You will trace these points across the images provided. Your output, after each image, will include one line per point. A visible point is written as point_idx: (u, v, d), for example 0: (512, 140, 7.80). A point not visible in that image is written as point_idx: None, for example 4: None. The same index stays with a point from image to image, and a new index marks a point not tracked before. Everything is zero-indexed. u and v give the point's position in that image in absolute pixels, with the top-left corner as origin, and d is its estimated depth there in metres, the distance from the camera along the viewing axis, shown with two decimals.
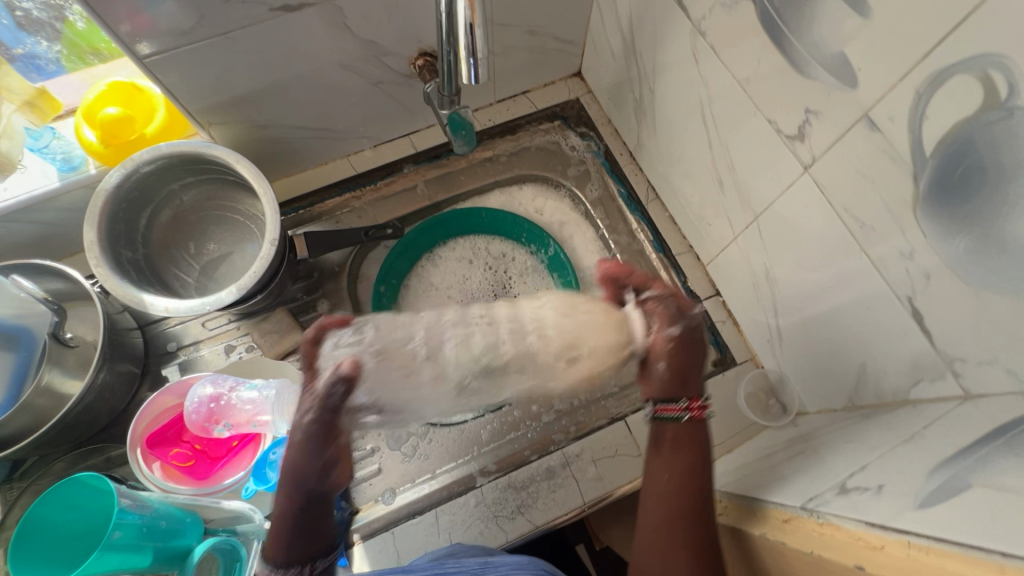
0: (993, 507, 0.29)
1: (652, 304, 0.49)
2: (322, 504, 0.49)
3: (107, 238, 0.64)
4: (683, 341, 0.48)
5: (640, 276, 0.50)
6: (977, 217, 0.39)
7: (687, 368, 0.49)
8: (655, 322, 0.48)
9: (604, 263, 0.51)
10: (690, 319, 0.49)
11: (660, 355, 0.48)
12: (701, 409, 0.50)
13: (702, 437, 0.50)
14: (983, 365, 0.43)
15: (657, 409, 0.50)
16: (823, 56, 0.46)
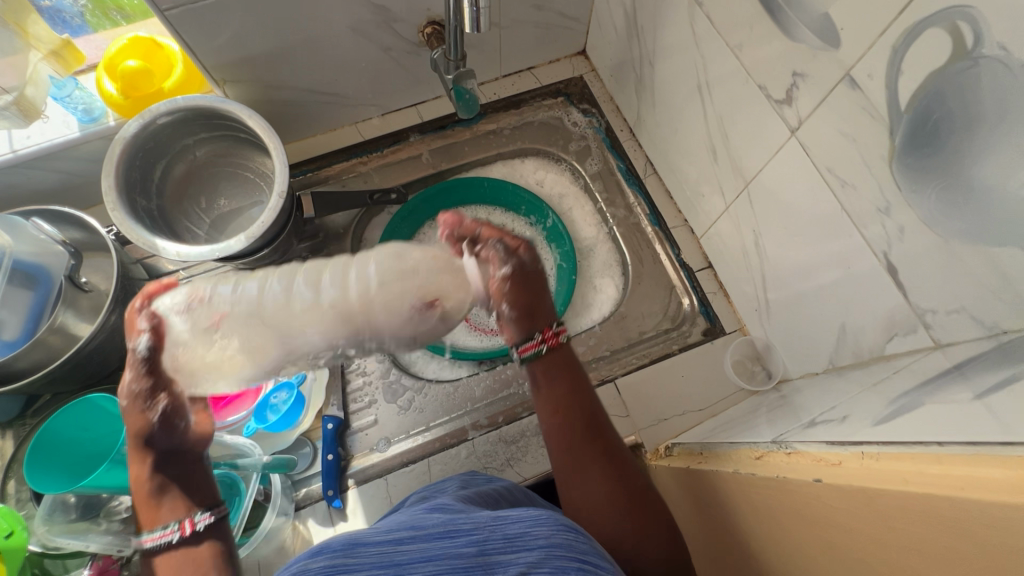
0: (941, 417, 0.32)
1: (485, 250, 0.54)
2: (189, 460, 0.50)
3: (124, 185, 0.67)
4: (517, 277, 0.53)
5: (472, 224, 0.55)
6: (945, 166, 0.41)
7: (530, 303, 0.54)
8: (492, 268, 0.53)
9: (442, 215, 0.55)
10: (523, 259, 0.55)
11: (499, 296, 0.53)
12: (557, 335, 0.54)
13: (564, 360, 0.55)
14: (950, 315, 0.45)
15: (520, 350, 0.54)
16: (810, 19, 0.48)
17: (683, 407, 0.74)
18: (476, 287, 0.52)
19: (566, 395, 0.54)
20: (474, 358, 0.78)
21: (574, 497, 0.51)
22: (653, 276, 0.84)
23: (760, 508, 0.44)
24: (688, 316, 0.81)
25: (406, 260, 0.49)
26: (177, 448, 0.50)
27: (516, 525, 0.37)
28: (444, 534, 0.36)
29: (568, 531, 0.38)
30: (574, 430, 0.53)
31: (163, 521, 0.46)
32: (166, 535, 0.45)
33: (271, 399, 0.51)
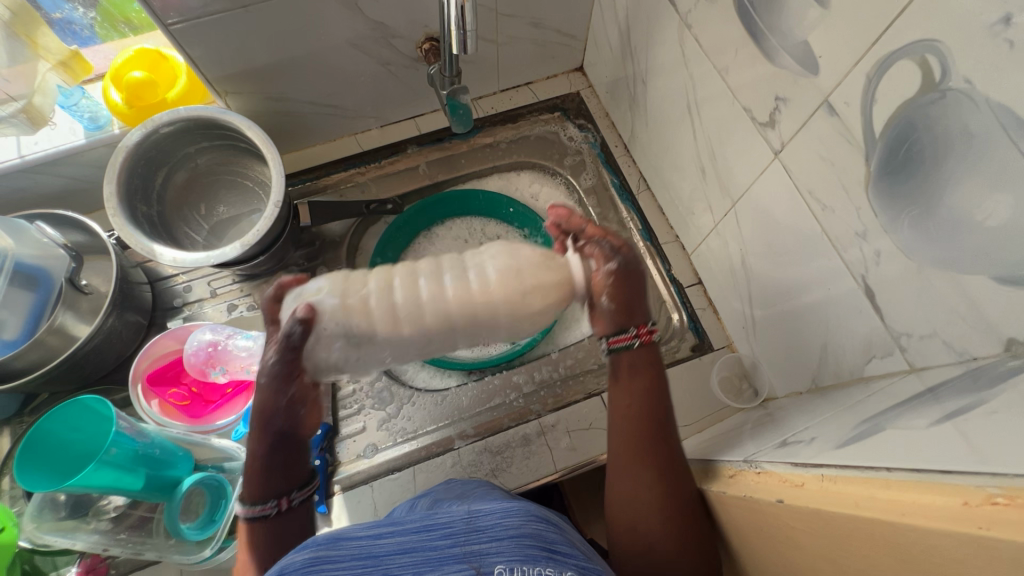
0: (898, 442, 0.32)
1: (590, 247, 0.54)
2: (298, 446, 0.52)
3: (125, 192, 0.69)
4: (622, 272, 0.52)
5: (579, 221, 0.56)
6: (917, 194, 0.42)
7: (630, 299, 0.53)
8: (594, 263, 0.53)
9: (553, 209, 0.57)
10: (628, 257, 0.53)
11: (599, 289, 0.52)
12: (650, 333, 0.53)
13: (652, 359, 0.53)
14: (924, 339, 0.45)
15: (610, 342, 0.53)
16: (791, 46, 0.49)
17: None
18: (577, 280, 0.53)
19: (647, 407, 0.52)
20: (464, 368, 0.80)
21: (621, 492, 0.52)
22: (644, 290, 0.84)
23: (733, 526, 0.45)
24: (677, 331, 0.81)
25: (519, 256, 0.53)
26: (296, 428, 0.51)
27: (490, 517, 0.38)
28: (422, 527, 0.37)
29: (540, 521, 0.38)
30: (642, 426, 0.52)
31: (262, 496, 0.50)
32: (263, 509, 0.49)
33: (285, 429, 0.50)
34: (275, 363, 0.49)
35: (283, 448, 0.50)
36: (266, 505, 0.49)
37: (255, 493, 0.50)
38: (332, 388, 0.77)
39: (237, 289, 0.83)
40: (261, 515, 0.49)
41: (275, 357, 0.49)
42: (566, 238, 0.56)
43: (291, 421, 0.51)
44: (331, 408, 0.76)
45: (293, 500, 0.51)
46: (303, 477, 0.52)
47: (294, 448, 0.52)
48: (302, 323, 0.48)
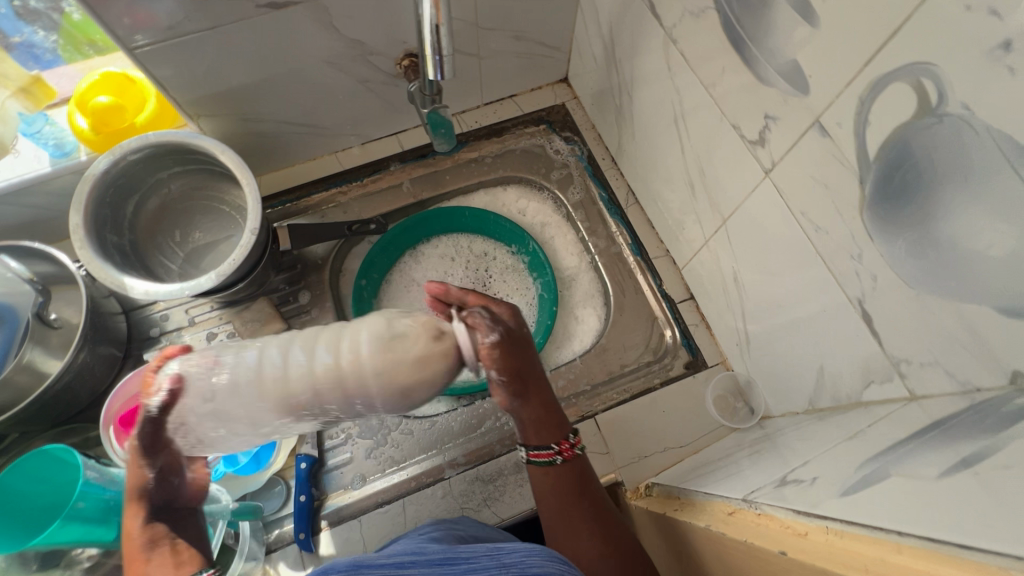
0: (905, 494, 0.30)
1: (472, 316, 0.50)
2: (180, 515, 0.52)
3: (93, 224, 0.66)
4: (506, 343, 0.50)
5: (460, 292, 0.53)
6: (915, 220, 0.40)
7: (519, 366, 0.52)
8: (479, 334, 0.49)
9: (430, 283, 0.53)
10: (511, 324, 0.53)
11: (490, 361, 0.50)
12: (571, 447, 0.55)
13: (572, 475, 0.55)
14: (924, 367, 0.44)
15: (532, 454, 0.55)
16: (780, 65, 0.48)
17: (664, 444, 0.72)
18: (464, 350, 0.47)
19: (560, 495, 0.54)
20: (453, 394, 0.76)
21: (564, 558, 0.53)
22: (636, 307, 0.83)
23: (733, 568, 0.43)
24: (670, 348, 0.79)
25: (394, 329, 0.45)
26: (173, 500, 0.52)
27: (515, 555, 0.40)
28: (443, 559, 0.39)
29: (561, 562, 0.41)
30: (564, 492, 0.54)
31: (199, 569, 0.46)
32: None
33: (251, 442, 0.49)
34: (277, 344, 0.46)
35: None
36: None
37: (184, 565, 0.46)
38: None
39: (216, 317, 0.81)
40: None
41: (266, 350, 0.46)
42: (449, 308, 0.53)
43: (251, 427, 0.48)
44: (317, 440, 0.73)
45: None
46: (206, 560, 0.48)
47: None
48: None
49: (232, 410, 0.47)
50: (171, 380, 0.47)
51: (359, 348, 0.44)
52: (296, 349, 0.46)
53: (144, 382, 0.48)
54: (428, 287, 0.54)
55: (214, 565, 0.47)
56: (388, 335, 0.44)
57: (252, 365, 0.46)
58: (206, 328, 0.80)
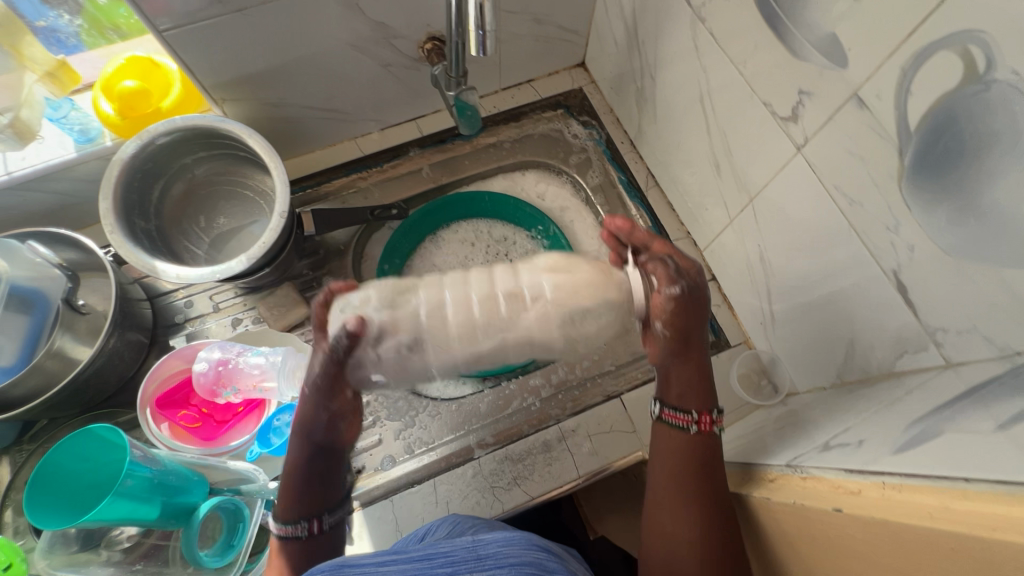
0: (962, 448, 0.31)
1: (649, 264, 0.53)
2: (335, 456, 0.54)
3: (122, 208, 0.66)
4: (684, 301, 0.52)
5: (644, 235, 0.56)
6: (957, 188, 0.41)
7: (687, 328, 0.53)
8: (657, 281, 0.53)
9: (552, 236, 0.53)
10: (693, 280, 0.53)
11: (659, 313, 0.52)
12: (711, 423, 0.53)
13: (702, 450, 0.52)
14: (962, 334, 0.45)
15: (666, 414, 0.54)
16: (817, 39, 0.48)
17: None
18: (636, 299, 0.52)
19: (686, 461, 0.52)
20: (478, 376, 0.77)
21: (661, 527, 0.51)
22: None
23: (777, 532, 0.44)
24: None
25: (577, 273, 0.48)
26: (332, 441, 0.53)
27: (490, 547, 0.39)
28: (423, 556, 0.38)
29: (540, 550, 0.39)
30: (683, 466, 0.51)
31: (291, 517, 0.51)
32: (295, 529, 0.51)
33: (325, 441, 0.53)
34: (325, 361, 0.49)
35: (325, 457, 0.53)
36: (296, 527, 0.51)
37: (294, 509, 0.51)
38: None
39: (240, 303, 0.81)
40: (292, 536, 0.51)
41: (320, 369, 0.50)
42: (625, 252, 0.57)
43: (329, 435, 0.53)
44: None
45: (321, 525, 0.52)
46: (336, 499, 0.54)
47: (336, 459, 0.54)
48: (350, 335, 0.47)
49: (308, 413, 0.51)
50: (298, 338, 0.50)
51: (520, 288, 0.48)
52: (370, 305, 0.49)
53: (319, 317, 0.52)
54: (599, 227, 0.58)
55: (307, 509, 0.52)
56: (571, 279, 0.48)
57: (320, 385, 0.50)
58: (232, 314, 0.80)
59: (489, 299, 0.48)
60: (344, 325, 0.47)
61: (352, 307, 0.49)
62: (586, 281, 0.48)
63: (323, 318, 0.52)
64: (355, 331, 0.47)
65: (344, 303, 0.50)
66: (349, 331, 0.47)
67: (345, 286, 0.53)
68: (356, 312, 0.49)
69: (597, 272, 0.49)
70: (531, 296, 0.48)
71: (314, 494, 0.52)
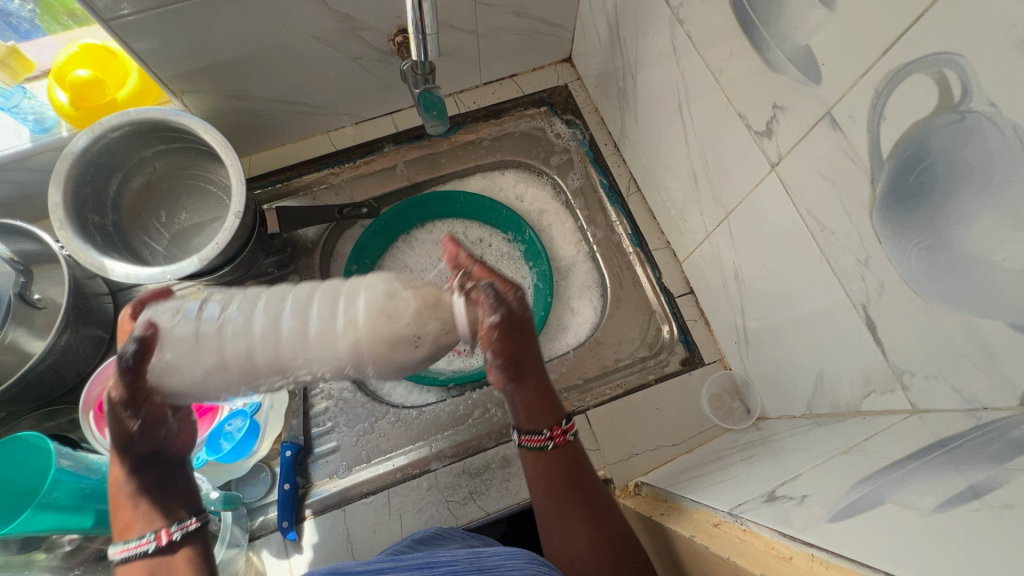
0: (899, 526, 0.28)
1: (474, 292, 0.45)
2: (167, 466, 0.48)
3: (73, 203, 0.64)
4: (508, 328, 0.46)
5: (468, 258, 0.49)
6: (928, 225, 0.37)
7: (518, 353, 0.48)
8: (481, 312, 0.45)
9: (449, 242, 0.50)
10: (514, 305, 0.47)
11: (485, 343, 0.47)
12: (564, 434, 0.51)
13: (568, 458, 0.51)
14: (929, 381, 0.41)
15: (523, 437, 0.51)
16: (791, 51, 0.44)
17: (657, 441, 0.71)
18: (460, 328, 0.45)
19: (560, 478, 0.50)
20: (442, 385, 0.75)
21: (556, 545, 0.49)
22: (633, 300, 0.80)
23: None
24: (666, 344, 0.77)
25: (395, 298, 0.43)
26: (161, 449, 0.48)
27: (495, 558, 0.42)
28: (424, 565, 0.41)
29: (543, 564, 0.42)
30: (558, 481, 0.50)
31: (140, 530, 0.44)
32: (141, 544, 0.43)
33: (150, 451, 0.47)
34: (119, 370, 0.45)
35: (150, 470, 0.47)
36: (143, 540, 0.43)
37: (139, 522, 0.45)
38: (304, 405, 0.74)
39: None
40: (138, 552, 0.43)
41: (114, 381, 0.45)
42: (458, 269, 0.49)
43: (150, 443, 0.47)
44: (302, 428, 0.72)
45: (173, 534, 0.44)
46: (195, 505, 0.48)
47: (170, 467, 0.49)
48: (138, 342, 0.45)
49: (115, 430, 0.46)
50: (139, 329, 0.45)
51: (351, 310, 0.43)
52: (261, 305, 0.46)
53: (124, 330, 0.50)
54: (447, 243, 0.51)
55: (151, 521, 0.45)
56: (386, 302, 0.43)
57: (122, 393, 0.45)
58: None
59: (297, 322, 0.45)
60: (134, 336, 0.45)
61: (161, 312, 0.47)
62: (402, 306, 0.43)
63: (129, 323, 0.50)
64: (148, 337, 0.45)
65: (163, 309, 0.48)
66: (139, 338, 0.45)
67: (156, 294, 0.52)
68: (154, 317, 0.47)
69: (424, 300, 0.44)
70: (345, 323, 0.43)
71: (156, 494, 0.46)
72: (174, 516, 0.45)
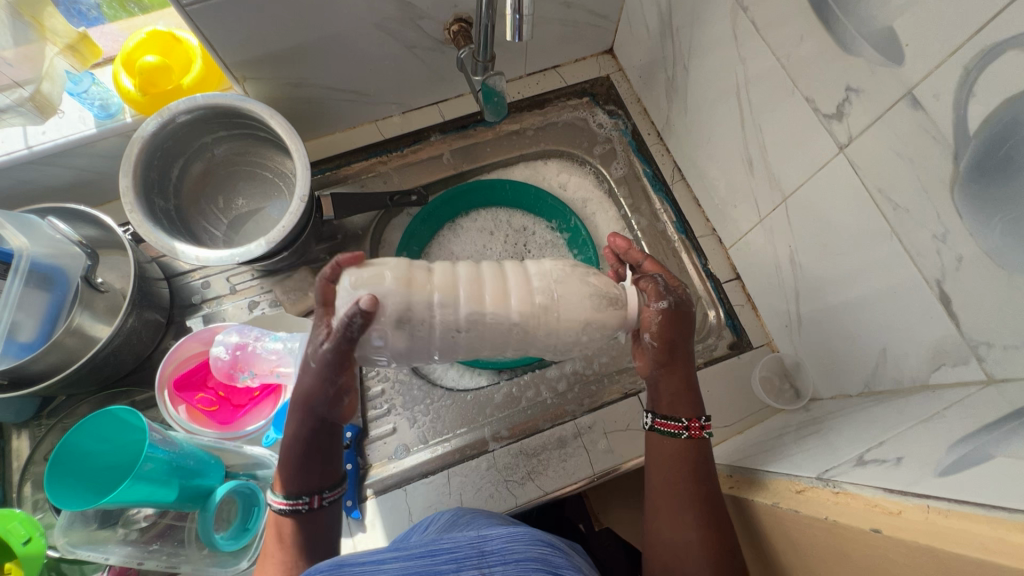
0: (1018, 476, 0.30)
1: (644, 281, 0.56)
2: (331, 432, 0.53)
3: (141, 186, 0.65)
4: (670, 314, 0.55)
5: (637, 255, 0.61)
6: (1017, 197, 0.38)
7: (673, 340, 0.55)
8: (647, 297, 0.55)
9: (612, 240, 0.63)
10: (679, 296, 0.56)
11: (648, 326, 0.55)
12: (701, 429, 0.53)
13: (699, 455, 0.53)
14: (1008, 350, 0.43)
15: (658, 421, 0.54)
16: (870, 33, 0.46)
17: (709, 423, 0.72)
18: (629, 310, 0.54)
19: (688, 469, 0.52)
20: (495, 367, 0.77)
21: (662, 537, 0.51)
22: (679, 286, 0.82)
23: (801, 545, 0.43)
24: (713, 329, 0.79)
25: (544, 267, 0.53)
26: (334, 416, 0.53)
27: (495, 542, 0.38)
28: (425, 553, 0.38)
29: (545, 544, 0.39)
30: (690, 473, 0.52)
31: (293, 492, 0.51)
32: (296, 503, 0.50)
33: (327, 415, 0.52)
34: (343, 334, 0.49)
35: (321, 433, 0.52)
36: (300, 501, 0.50)
37: (296, 484, 0.51)
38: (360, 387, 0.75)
39: (257, 285, 0.80)
40: (291, 509, 0.50)
41: (331, 345, 0.50)
42: (623, 269, 0.63)
43: (326, 411, 0.52)
44: (360, 410, 0.73)
45: (325, 500, 0.51)
46: (303, 480, 0.51)
47: (330, 436, 0.53)
48: (364, 315, 0.48)
49: (314, 389, 0.51)
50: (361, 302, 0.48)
51: (502, 289, 0.51)
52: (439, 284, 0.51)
53: (323, 293, 0.52)
54: (610, 245, 0.64)
55: (317, 482, 0.51)
56: (560, 273, 0.53)
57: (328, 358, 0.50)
58: (248, 297, 0.80)
59: (500, 294, 0.51)
60: (357, 306, 0.48)
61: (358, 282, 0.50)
62: (595, 290, 0.53)
63: (326, 293, 0.52)
64: (369, 312, 0.48)
65: (351, 279, 0.51)
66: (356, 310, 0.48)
67: (352, 258, 0.52)
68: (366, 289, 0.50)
69: (602, 284, 0.54)
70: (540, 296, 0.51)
71: (325, 467, 0.52)
72: (325, 484, 0.52)
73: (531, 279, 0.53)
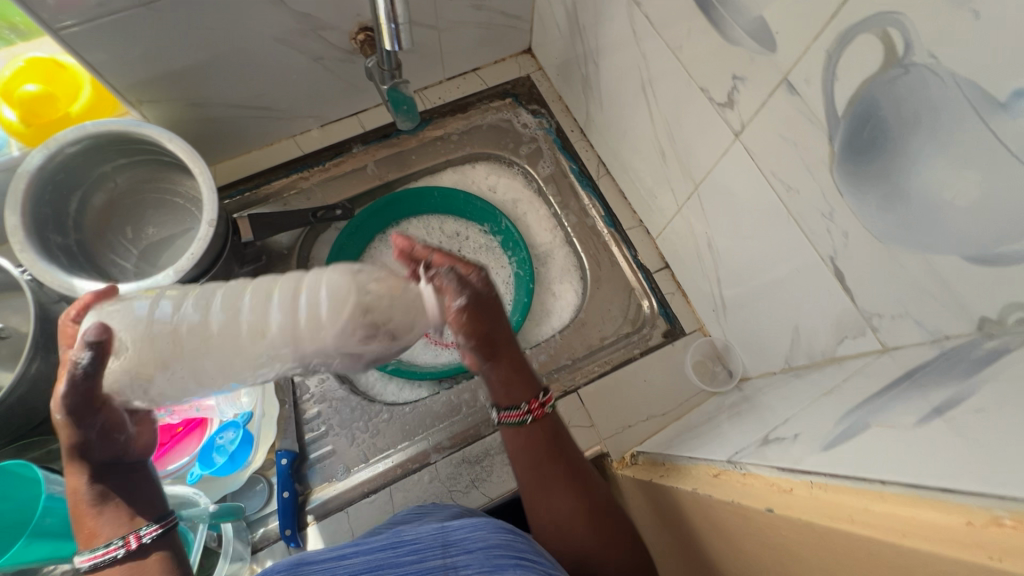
0: (883, 445, 0.31)
1: (438, 280, 0.47)
2: (127, 470, 0.50)
3: (33, 224, 0.61)
4: (474, 307, 0.48)
5: (425, 250, 0.50)
6: (884, 173, 0.40)
7: (490, 331, 0.51)
8: (448, 298, 0.47)
9: (398, 238, 0.50)
10: (478, 286, 0.49)
11: (457, 326, 0.49)
12: (542, 406, 0.53)
13: (548, 430, 0.54)
14: (896, 320, 0.45)
15: (503, 414, 0.54)
16: (746, 22, 0.47)
17: (647, 412, 0.73)
18: (431, 316, 0.46)
19: (541, 446, 0.54)
20: (433, 378, 0.76)
21: (542, 518, 0.54)
22: (612, 279, 0.83)
23: (719, 527, 0.44)
24: (648, 318, 0.80)
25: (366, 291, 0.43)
26: (115, 457, 0.49)
27: (460, 532, 0.41)
28: (388, 546, 0.40)
29: (509, 532, 0.42)
30: (538, 456, 0.54)
31: (105, 538, 0.46)
32: (109, 552, 0.45)
33: (106, 459, 0.49)
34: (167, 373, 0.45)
35: (108, 474, 0.49)
36: (112, 547, 0.45)
37: (103, 531, 0.46)
38: (295, 412, 0.73)
39: None
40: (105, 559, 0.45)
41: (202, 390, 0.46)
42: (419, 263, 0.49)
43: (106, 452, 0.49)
44: (295, 434, 0.71)
45: (144, 538, 0.46)
46: (159, 511, 0.49)
47: (129, 471, 0.50)
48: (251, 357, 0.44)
49: (70, 437, 0.47)
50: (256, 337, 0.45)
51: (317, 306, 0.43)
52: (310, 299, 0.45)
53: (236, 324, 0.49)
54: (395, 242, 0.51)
55: (112, 529, 0.46)
56: (355, 293, 0.43)
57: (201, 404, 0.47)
58: None
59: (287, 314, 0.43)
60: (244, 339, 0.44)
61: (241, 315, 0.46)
62: (378, 302, 0.43)
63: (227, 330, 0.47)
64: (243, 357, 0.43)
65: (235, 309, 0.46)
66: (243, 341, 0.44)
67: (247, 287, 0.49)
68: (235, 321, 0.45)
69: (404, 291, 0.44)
70: (307, 313, 0.43)
71: (120, 507, 0.48)
72: (136, 523, 0.47)
73: (301, 304, 0.43)
